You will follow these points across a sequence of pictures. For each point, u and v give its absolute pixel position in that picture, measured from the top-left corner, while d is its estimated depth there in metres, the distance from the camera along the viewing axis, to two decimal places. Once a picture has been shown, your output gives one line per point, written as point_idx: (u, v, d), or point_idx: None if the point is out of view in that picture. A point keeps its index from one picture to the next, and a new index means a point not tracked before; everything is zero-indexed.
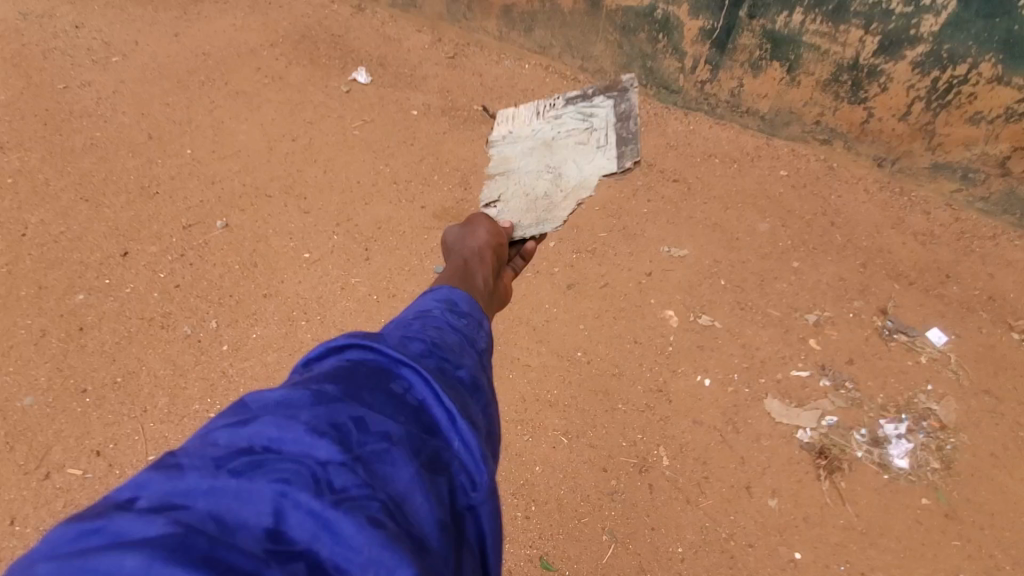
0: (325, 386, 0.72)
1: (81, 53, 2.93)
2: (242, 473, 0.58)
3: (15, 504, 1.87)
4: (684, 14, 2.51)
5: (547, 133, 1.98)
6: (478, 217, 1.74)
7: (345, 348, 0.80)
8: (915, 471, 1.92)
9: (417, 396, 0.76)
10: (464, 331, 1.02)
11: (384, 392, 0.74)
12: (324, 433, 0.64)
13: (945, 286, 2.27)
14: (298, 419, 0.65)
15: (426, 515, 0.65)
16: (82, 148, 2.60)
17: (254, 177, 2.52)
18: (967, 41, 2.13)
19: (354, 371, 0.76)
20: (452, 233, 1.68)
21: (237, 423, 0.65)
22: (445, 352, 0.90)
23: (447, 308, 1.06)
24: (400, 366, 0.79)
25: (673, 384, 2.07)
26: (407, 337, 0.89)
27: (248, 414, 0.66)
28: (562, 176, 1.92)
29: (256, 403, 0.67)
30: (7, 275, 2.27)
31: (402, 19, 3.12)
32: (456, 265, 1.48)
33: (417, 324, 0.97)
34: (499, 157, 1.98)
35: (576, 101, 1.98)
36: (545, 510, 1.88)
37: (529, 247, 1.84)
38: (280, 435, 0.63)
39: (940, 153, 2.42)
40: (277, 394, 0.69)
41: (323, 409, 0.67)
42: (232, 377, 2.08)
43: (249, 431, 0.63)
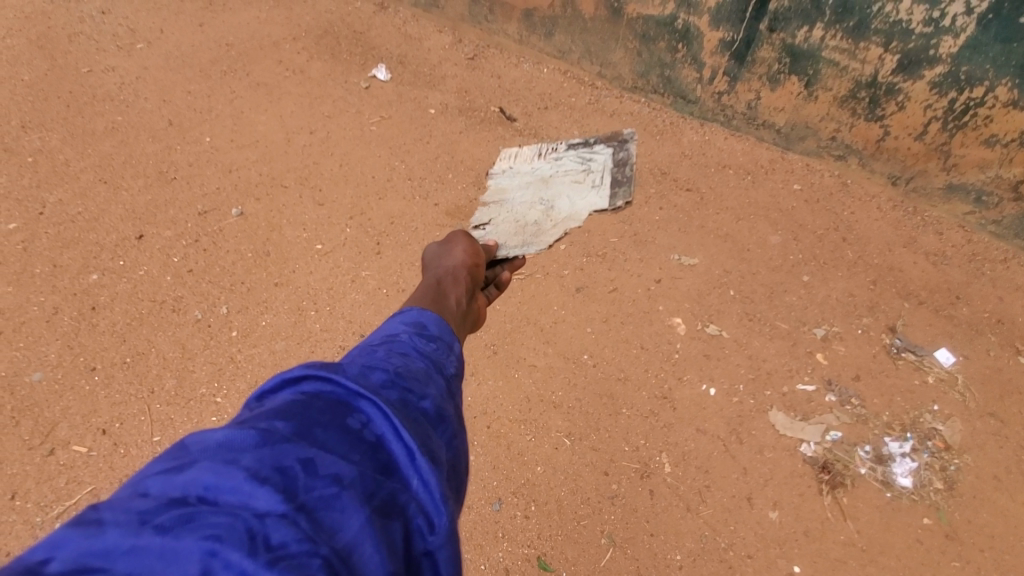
0: (275, 425, 0.70)
1: (106, 38, 2.97)
2: (169, 529, 0.55)
3: (17, 478, 1.89)
4: (704, 25, 2.53)
5: (546, 170, 2.12)
6: (459, 235, 1.77)
7: (301, 379, 0.79)
8: (918, 490, 1.91)
9: (375, 431, 0.75)
10: (430, 356, 1.05)
11: (338, 428, 0.73)
12: (267, 479, 0.62)
13: (955, 307, 2.27)
14: (240, 463, 0.63)
15: (375, 567, 0.62)
16: (103, 131, 2.64)
17: (271, 167, 2.55)
18: (985, 64, 2.13)
19: (307, 406, 0.75)
20: (433, 248, 1.73)
21: (173, 470, 0.62)
22: (408, 382, 0.90)
23: (415, 330, 1.11)
24: (358, 398, 0.78)
25: (678, 392, 2.07)
26: (369, 367, 0.89)
27: (186, 458, 0.63)
28: (554, 207, 2.03)
29: (196, 445, 0.65)
30: (23, 252, 2.30)
31: (424, 19, 3.16)
32: (428, 285, 1.50)
33: (383, 352, 0.99)
34: (497, 188, 2.12)
35: (577, 148, 2.14)
36: (545, 511, 1.88)
37: (504, 277, 1.79)
38: (217, 483, 0.60)
39: (955, 174, 2.42)
40: (219, 434, 0.66)
41: (268, 451, 0.65)
42: (240, 362, 2.10)
43: (184, 478, 0.61)
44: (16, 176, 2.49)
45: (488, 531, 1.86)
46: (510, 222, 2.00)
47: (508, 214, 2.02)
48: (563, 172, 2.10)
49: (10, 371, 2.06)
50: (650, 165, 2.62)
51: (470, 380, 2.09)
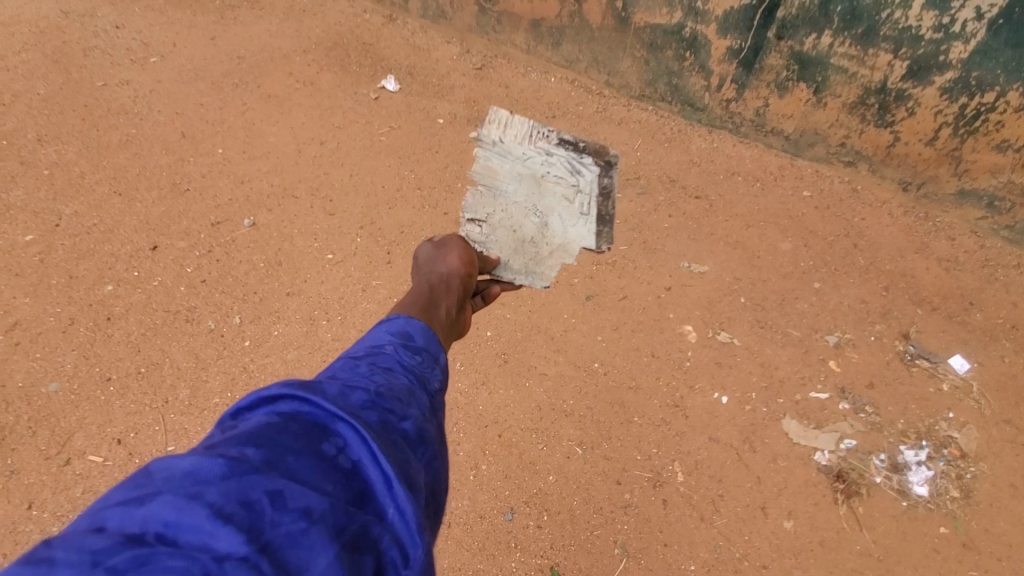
0: (244, 453, 0.72)
1: (120, 53, 3.02)
2: (122, 572, 0.56)
3: (34, 488, 1.91)
4: (712, 33, 2.53)
5: (538, 166, 2.10)
6: (454, 240, 1.82)
7: (278, 399, 0.83)
8: (935, 499, 1.89)
9: (350, 457, 0.78)
10: (415, 370, 1.08)
11: (311, 456, 0.75)
12: (230, 516, 0.63)
13: (969, 313, 2.24)
14: (204, 497, 0.64)
15: None
16: (117, 144, 2.68)
17: (283, 178, 2.58)
18: (996, 69, 2.12)
19: (281, 431, 0.77)
20: (426, 251, 1.78)
21: (133, 502, 0.63)
22: (389, 402, 0.92)
23: (401, 343, 1.14)
24: (336, 422, 0.81)
25: (690, 400, 2.06)
26: (349, 387, 0.91)
27: (149, 489, 0.64)
28: (544, 223, 2.08)
29: (161, 474, 0.66)
30: (39, 264, 2.33)
31: (432, 30, 3.19)
32: (422, 292, 1.54)
33: (366, 367, 1.01)
34: (486, 168, 2.10)
35: (569, 153, 2.12)
36: (557, 521, 1.88)
37: (493, 291, 1.89)
38: (177, 519, 0.61)
39: (966, 179, 2.41)
40: (185, 463, 0.67)
41: (234, 483, 0.67)
42: (253, 372, 2.11)
43: (144, 513, 0.61)
44: (32, 189, 2.54)
45: (500, 542, 1.86)
46: (503, 228, 2.05)
47: (501, 220, 2.06)
48: (553, 177, 2.10)
49: (27, 381, 2.09)
50: (658, 172, 2.62)
51: (481, 389, 2.09)
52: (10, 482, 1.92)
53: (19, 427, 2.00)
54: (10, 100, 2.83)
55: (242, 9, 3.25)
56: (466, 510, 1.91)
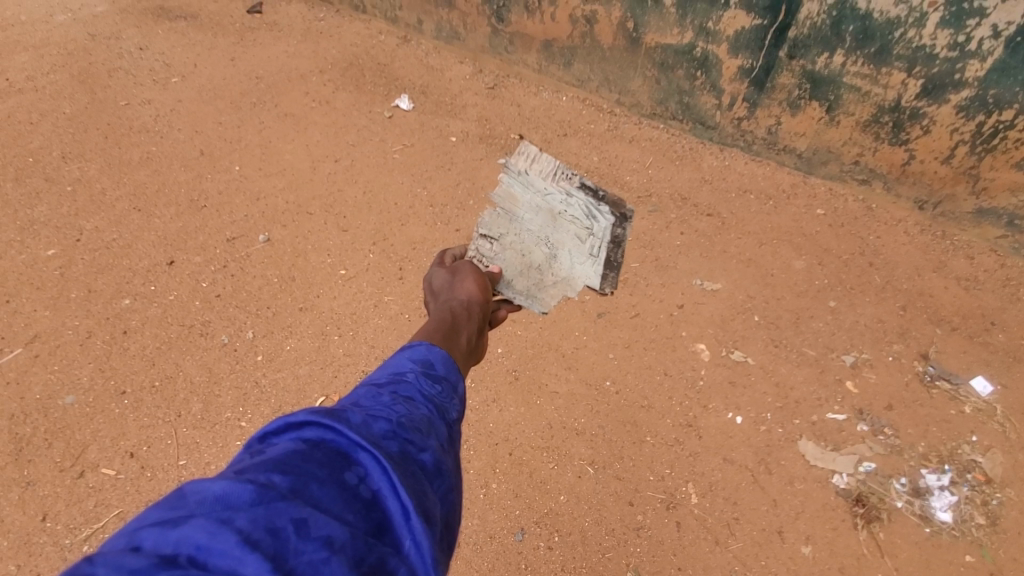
0: (272, 479, 0.72)
1: (143, 73, 3.11)
2: None
3: (48, 500, 1.92)
4: (723, 53, 2.55)
5: (557, 203, 2.04)
6: (465, 268, 1.85)
7: (304, 425, 0.83)
8: (960, 526, 1.83)
9: (371, 487, 0.78)
10: (435, 400, 1.07)
11: (334, 484, 0.76)
12: (258, 543, 0.63)
13: (990, 334, 2.20)
14: (234, 523, 0.64)
15: None
16: (138, 161, 2.74)
17: (298, 195, 2.62)
18: (1014, 87, 2.11)
19: (306, 458, 0.77)
20: (442, 279, 1.80)
21: (167, 523, 0.63)
22: (410, 433, 0.92)
23: (422, 370, 1.13)
24: (358, 451, 0.81)
25: (704, 420, 2.03)
26: (372, 416, 0.91)
27: (182, 511, 0.65)
28: (553, 254, 2.07)
29: (193, 497, 0.67)
30: (59, 278, 2.38)
31: (445, 50, 3.24)
32: (443, 319, 1.54)
33: (388, 396, 1.00)
34: (508, 192, 2.08)
35: (597, 189, 2.03)
36: (568, 542, 1.85)
37: (500, 314, 1.91)
38: (209, 543, 0.61)
39: (985, 198, 2.38)
40: (217, 487, 0.68)
41: (262, 510, 0.67)
42: (265, 387, 2.12)
43: (178, 534, 0.62)
44: (56, 205, 2.60)
45: (510, 563, 1.83)
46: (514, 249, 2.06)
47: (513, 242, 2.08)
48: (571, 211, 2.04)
49: (44, 393, 2.11)
50: (670, 190, 2.62)
51: (491, 406, 2.07)
52: (24, 493, 1.93)
53: (35, 439, 2.02)
54: (37, 119, 2.92)
55: (261, 31, 3.35)
56: (476, 530, 1.88)
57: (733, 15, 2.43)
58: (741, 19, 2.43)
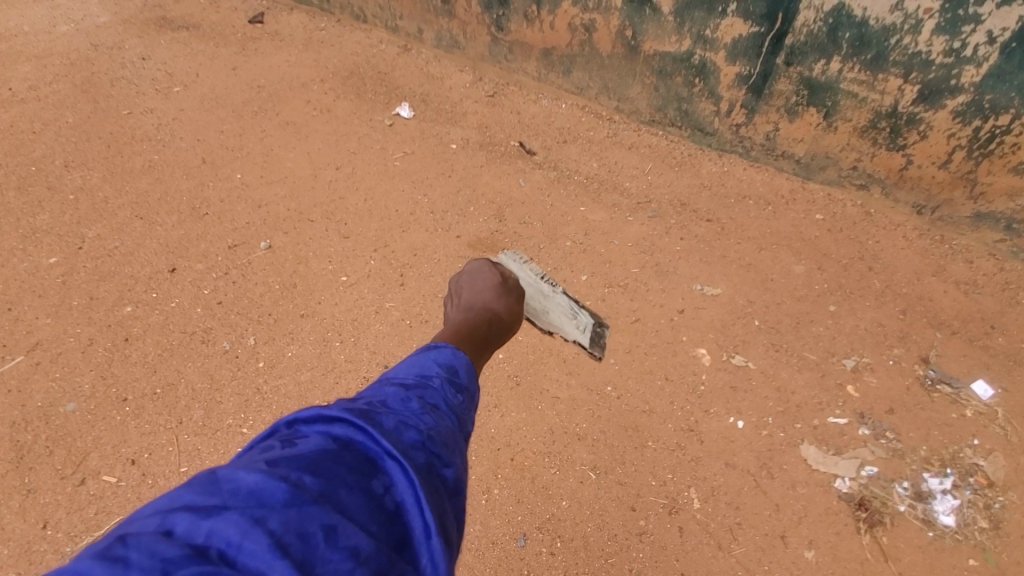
0: (303, 480, 0.73)
1: (146, 82, 3.13)
2: None
3: (49, 508, 1.91)
4: (721, 60, 2.57)
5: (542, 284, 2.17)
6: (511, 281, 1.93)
7: (335, 423, 0.84)
8: (963, 529, 1.83)
9: (395, 498, 0.78)
10: (457, 411, 1.07)
11: (362, 492, 0.76)
12: (287, 548, 0.64)
13: (991, 337, 2.20)
14: (266, 523, 0.66)
15: None
16: (140, 169, 2.76)
17: (299, 202, 2.63)
18: (1010, 92, 2.12)
19: (337, 461, 0.78)
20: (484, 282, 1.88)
21: (201, 512, 0.66)
22: (438, 447, 0.91)
23: (447, 377, 1.14)
24: (386, 459, 0.82)
25: (705, 425, 2.03)
26: (402, 422, 0.91)
27: (217, 502, 0.67)
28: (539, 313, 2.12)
29: (228, 486, 0.69)
30: (62, 285, 2.38)
31: (446, 59, 3.28)
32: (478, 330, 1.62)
33: (416, 402, 1.00)
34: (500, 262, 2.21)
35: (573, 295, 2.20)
36: (570, 548, 1.84)
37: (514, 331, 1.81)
38: (240, 540, 0.63)
39: (982, 203, 2.40)
40: (251, 480, 0.70)
41: (294, 512, 0.68)
42: (266, 394, 2.12)
43: (210, 526, 0.65)
44: (58, 213, 2.61)
45: (512, 569, 1.83)
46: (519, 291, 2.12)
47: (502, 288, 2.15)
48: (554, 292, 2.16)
49: (46, 400, 2.11)
50: (670, 196, 2.64)
51: (493, 412, 2.08)
52: (25, 501, 1.92)
53: (36, 446, 2.02)
54: (40, 128, 2.94)
55: (263, 41, 3.38)
56: (478, 536, 1.87)
57: (730, 23, 2.45)
58: (738, 27, 2.45)
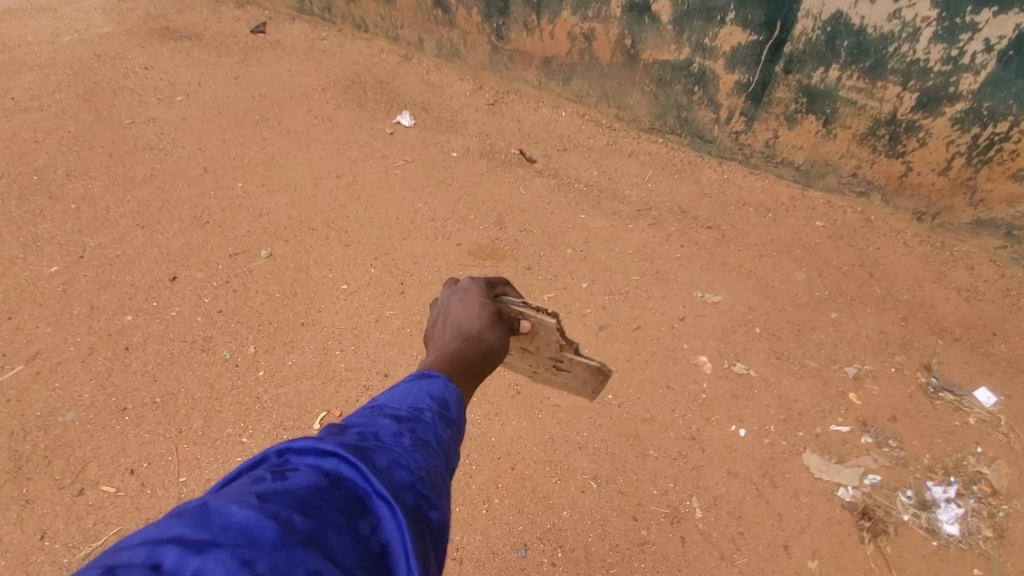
0: (292, 519, 0.68)
1: (148, 92, 3.15)
2: None
3: (47, 518, 1.89)
4: (720, 68, 2.59)
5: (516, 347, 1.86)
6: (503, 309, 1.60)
7: (329, 455, 0.77)
8: (967, 538, 1.81)
9: (382, 540, 0.72)
10: (448, 448, 0.97)
11: (349, 534, 0.70)
12: None
13: (993, 344, 2.20)
14: (254, 566, 0.61)
15: None
16: (142, 178, 2.77)
17: (300, 210, 2.64)
18: (1008, 99, 2.13)
19: (327, 499, 0.72)
20: (478, 310, 1.52)
21: (190, 549, 0.61)
22: (427, 486, 0.83)
23: (438, 412, 1.03)
24: (376, 499, 0.75)
25: (706, 433, 2.02)
26: (394, 460, 0.83)
27: (206, 538, 0.62)
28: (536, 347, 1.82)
29: (218, 521, 0.64)
30: (62, 294, 2.39)
31: (446, 68, 3.30)
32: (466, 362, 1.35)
33: (408, 438, 0.91)
34: None
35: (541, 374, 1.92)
36: (572, 558, 1.82)
37: None
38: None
39: (982, 209, 2.39)
40: (242, 515, 0.66)
41: (282, 556, 0.63)
42: (266, 403, 2.11)
43: (199, 563, 0.59)
44: (60, 222, 2.62)
45: None
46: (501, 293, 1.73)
47: None
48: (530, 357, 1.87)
49: (45, 410, 2.10)
50: (670, 204, 2.65)
51: (493, 420, 2.07)
52: (23, 512, 1.90)
53: (34, 456, 2.01)
54: (42, 138, 2.95)
55: (265, 51, 3.42)
56: (479, 546, 1.84)
57: (729, 31, 2.47)
58: (736, 35, 2.47)
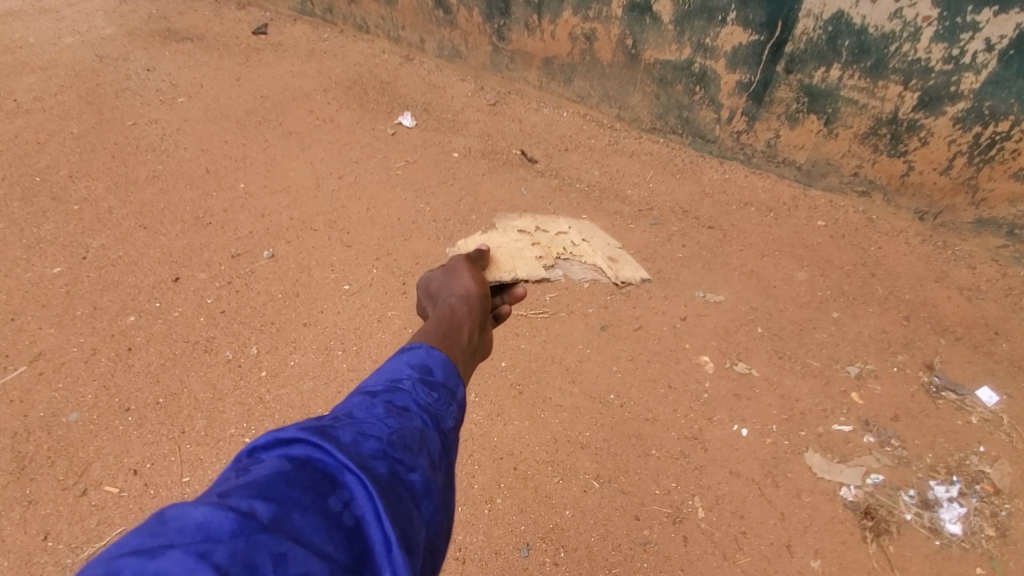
0: (254, 507, 0.66)
1: (150, 93, 3.16)
2: None
3: (49, 519, 1.89)
4: (721, 68, 2.59)
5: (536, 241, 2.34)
6: (460, 264, 1.68)
7: (292, 442, 0.77)
8: (970, 538, 1.80)
9: (354, 513, 0.73)
10: (432, 411, 0.99)
11: (316, 512, 0.70)
12: None
13: (995, 343, 2.20)
14: (212, 559, 0.59)
15: None
16: (145, 180, 2.77)
17: (302, 211, 2.64)
18: (1009, 99, 2.13)
19: (290, 482, 0.72)
20: (437, 280, 1.63)
21: (144, 554, 0.58)
22: (400, 451, 0.85)
23: (419, 377, 1.05)
24: (345, 473, 0.76)
25: (709, 433, 2.02)
26: (361, 433, 0.84)
27: (161, 540, 0.60)
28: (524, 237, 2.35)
29: (174, 524, 0.61)
30: (65, 295, 2.39)
31: (447, 69, 3.31)
32: (441, 317, 1.38)
33: (381, 407, 0.93)
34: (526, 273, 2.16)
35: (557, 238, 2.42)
36: (574, 558, 1.82)
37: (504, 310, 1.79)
38: None
39: (984, 208, 2.39)
40: (198, 513, 0.63)
41: (242, 543, 0.62)
42: (269, 403, 2.11)
43: (155, 568, 0.57)
44: (63, 223, 2.62)
45: None
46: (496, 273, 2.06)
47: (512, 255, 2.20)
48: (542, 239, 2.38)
49: (48, 411, 2.11)
50: (671, 203, 2.65)
51: (495, 420, 2.07)
52: (26, 513, 1.90)
53: (37, 457, 2.01)
54: (45, 139, 2.96)
55: (266, 53, 3.43)
56: (481, 546, 1.84)
57: (730, 32, 2.47)
58: (738, 35, 2.47)
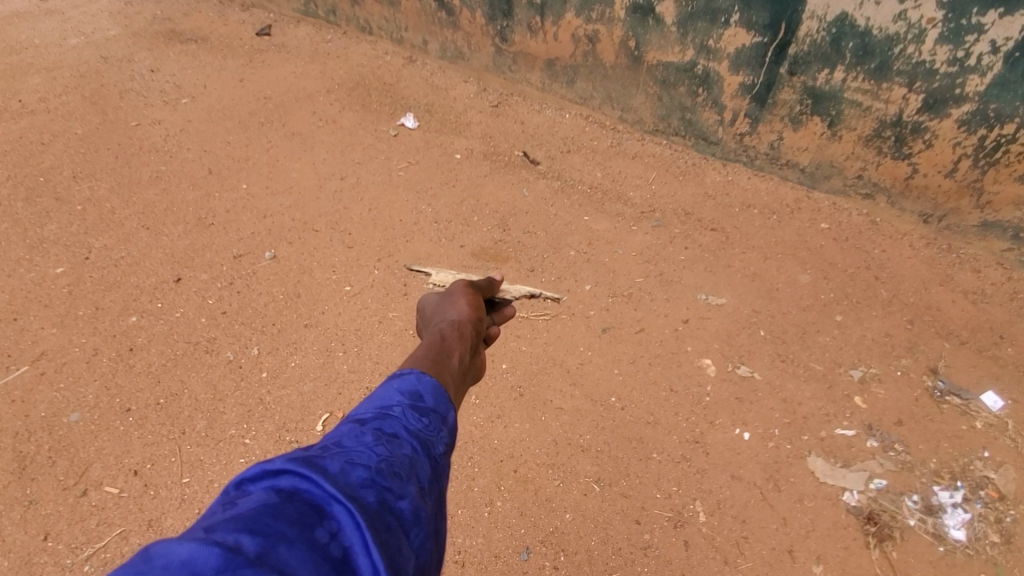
0: (240, 541, 0.65)
1: (154, 94, 3.17)
2: None
3: (50, 519, 1.89)
4: (725, 69, 2.58)
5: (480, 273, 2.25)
6: (457, 287, 1.70)
7: (279, 474, 0.77)
8: (974, 544, 1.79)
9: (342, 544, 0.72)
10: (422, 437, 0.99)
11: (304, 545, 0.69)
12: None
13: (1000, 347, 2.18)
14: None
15: None
16: (148, 180, 2.78)
17: (304, 212, 2.65)
18: (1015, 101, 2.11)
19: (277, 514, 0.71)
20: (433, 303, 1.63)
21: None
22: (389, 480, 0.85)
23: (409, 403, 1.05)
24: (332, 504, 0.75)
25: (710, 436, 2.01)
26: (349, 462, 0.84)
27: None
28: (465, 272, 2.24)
29: (159, 561, 0.59)
30: (68, 295, 2.40)
31: (450, 70, 3.31)
32: (432, 342, 1.36)
33: (371, 435, 0.93)
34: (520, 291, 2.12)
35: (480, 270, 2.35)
36: (574, 562, 1.80)
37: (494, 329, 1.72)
38: None
39: (989, 212, 2.37)
40: (184, 550, 0.61)
41: None
42: (269, 404, 2.11)
43: None
44: (66, 222, 2.63)
45: None
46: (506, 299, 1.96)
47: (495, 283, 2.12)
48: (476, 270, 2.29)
49: (49, 411, 2.11)
50: (674, 206, 2.64)
51: (496, 422, 2.06)
52: (26, 512, 1.90)
53: (38, 457, 2.01)
54: (49, 139, 2.97)
55: (270, 53, 3.44)
56: (481, 549, 1.83)
57: (733, 33, 2.47)
58: (741, 36, 2.46)
